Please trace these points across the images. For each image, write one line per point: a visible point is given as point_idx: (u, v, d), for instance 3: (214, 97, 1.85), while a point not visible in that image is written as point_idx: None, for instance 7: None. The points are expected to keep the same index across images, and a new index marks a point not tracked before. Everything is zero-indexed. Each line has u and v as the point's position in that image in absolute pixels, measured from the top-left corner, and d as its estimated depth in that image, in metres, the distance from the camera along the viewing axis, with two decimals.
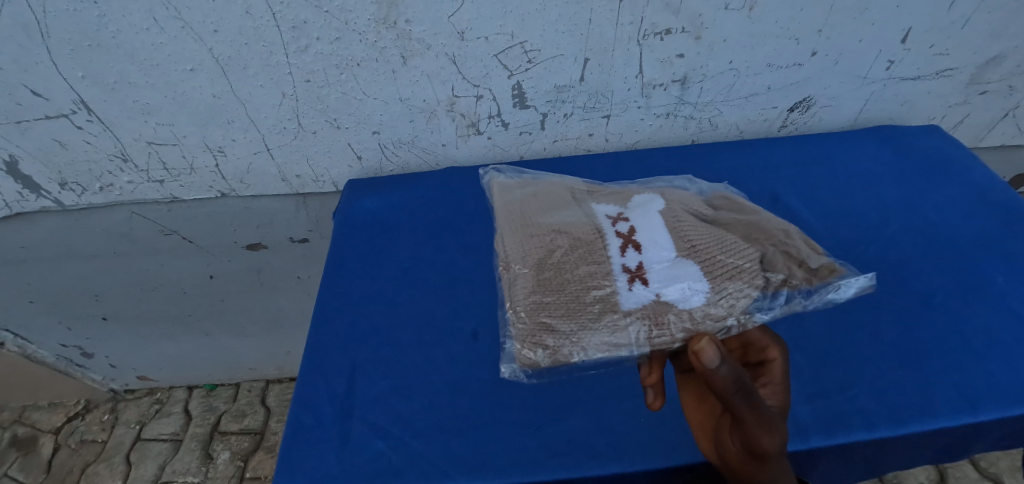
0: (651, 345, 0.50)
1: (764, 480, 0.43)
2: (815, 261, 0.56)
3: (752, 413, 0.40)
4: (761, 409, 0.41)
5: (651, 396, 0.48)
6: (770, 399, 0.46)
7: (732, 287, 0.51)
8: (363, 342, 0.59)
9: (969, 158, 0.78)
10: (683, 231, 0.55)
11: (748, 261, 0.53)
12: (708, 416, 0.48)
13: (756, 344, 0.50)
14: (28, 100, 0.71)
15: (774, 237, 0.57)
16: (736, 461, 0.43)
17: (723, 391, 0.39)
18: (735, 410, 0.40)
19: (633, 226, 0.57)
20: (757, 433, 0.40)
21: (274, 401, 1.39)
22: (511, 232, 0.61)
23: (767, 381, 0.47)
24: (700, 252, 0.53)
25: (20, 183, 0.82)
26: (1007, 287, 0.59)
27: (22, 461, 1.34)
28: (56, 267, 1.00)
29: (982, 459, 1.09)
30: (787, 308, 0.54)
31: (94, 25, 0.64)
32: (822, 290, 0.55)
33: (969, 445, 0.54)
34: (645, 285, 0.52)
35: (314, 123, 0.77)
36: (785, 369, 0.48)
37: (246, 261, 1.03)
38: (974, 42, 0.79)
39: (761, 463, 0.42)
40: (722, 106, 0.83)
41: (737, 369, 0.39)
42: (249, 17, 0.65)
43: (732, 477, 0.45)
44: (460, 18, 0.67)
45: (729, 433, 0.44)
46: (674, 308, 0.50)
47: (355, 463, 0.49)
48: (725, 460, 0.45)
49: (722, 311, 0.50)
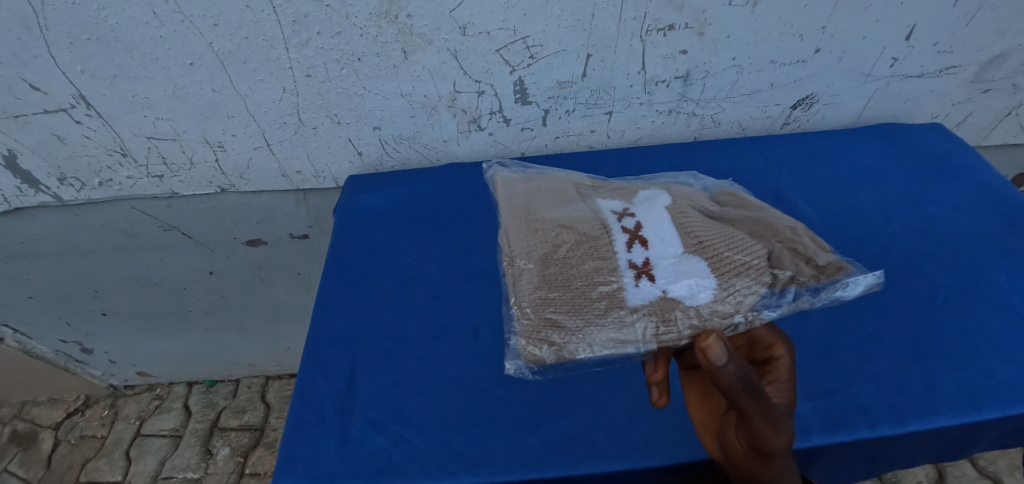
0: (658, 342, 0.50)
1: (769, 478, 0.43)
2: (823, 258, 0.56)
3: (760, 412, 0.40)
4: (768, 407, 0.40)
5: (654, 393, 0.49)
6: (776, 397, 0.46)
7: (740, 283, 0.51)
8: (365, 337, 0.59)
9: (973, 156, 0.77)
10: (689, 227, 0.55)
11: (755, 258, 0.53)
12: (711, 415, 0.48)
13: (762, 342, 0.51)
14: (28, 95, 0.71)
15: (781, 234, 0.57)
16: (741, 460, 0.43)
17: (729, 390, 0.39)
18: (742, 408, 0.40)
19: (640, 221, 0.56)
20: (763, 432, 0.40)
21: (274, 397, 1.40)
22: (515, 227, 0.61)
23: (773, 378, 0.47)
24: (707, 248, 0.53)
25: (19, 178, 0.82)
26: (1010, 286, 0.59)
27: (22, 456, 1.34)
28: (55, 262, 1.00)
29: (980, 458, 1.09)
30: (794, 305, 0.54)
31: (93, 19, 0.63)
32: (829, 287, 0.55)
33: (971, 444, 0.54)
34: (651, 281, 0.51)
35: (315, 118, 0.77)
36: (791, 367, 0.48)
37: (246, 257, 1.03)
38: (978, 40, 0.78)
39: (767, 461, 0.42)
40: (724, 103, 0.82)
41: (744, 367, 0.39)
42: (249, 11, 0.64)
43: (737, 475, 0.45)
44: (462, 13, 0.67)
45: (734, 430, 0.44)
46: (681, 305, 0.50)
47: (356, 459, 0.49)
48: (730, 458, 0.45)
49: (729, 308, 0.50)
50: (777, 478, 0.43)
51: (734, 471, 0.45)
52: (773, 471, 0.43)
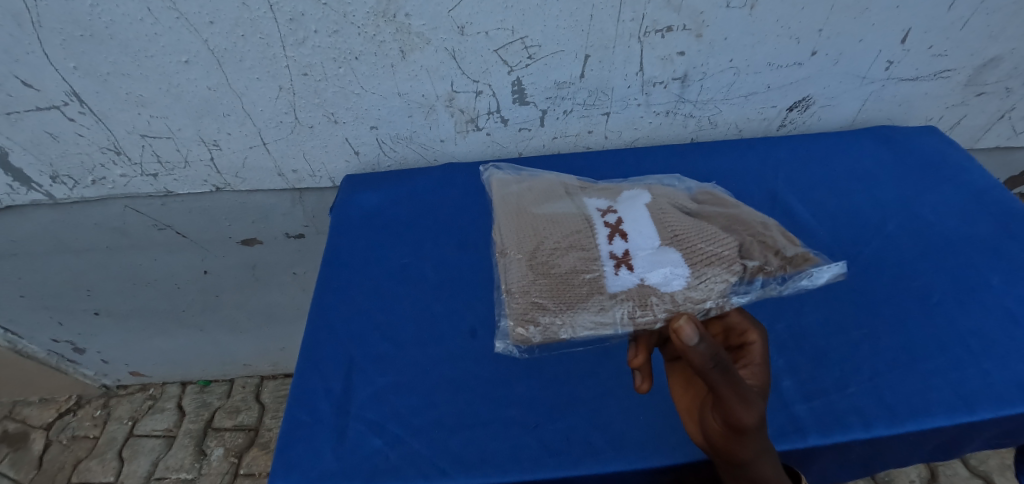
0: (635, 325, 0.50)
1: (748, 456, 0.43)
2: (791, 250, 0.56)
3: (731, 388, 0.40)
4: (740, 385, 0.41)
5: (638, 378, 0.49)
6: (750, 379, 0.47)
7: (710, 272, 0.51)
8: (361, 337, 0.59)
9: (966, 158, 0.78)
10: (666, 220, 0.55)
11: (726, 248, 0.53)
12: (694, 399, 0.48)
13: (736, 328, 0.52)
14: (20, 92, 0.70)
15: (753, 228, 0.57)
16: (720, 438, 0.43)
17: (701, 367, 0.39)
18: (715, 386, 0.40)
19: (621, 217, 0.57)
20: (734, 408, 0.40)
21: (269, 397, 1.39)
22: (506, 221, 0.60)
23: (747, 363, 0.48)
24: (681, 240, 0.53)
25: (11, 176, 0.81)
26: (1003, 288, 0.59)
27: (13, 456, 1.32)
28: (47, 261, 0.99)
29: (972, 457, 1.10)
30: (762, 292, 0.54)
31: (87, 16, 0.63)
32: (795, 277, 0.56)
33: (964, 444, 0.54)
34: (629, 270, 0.52)
35: (311, 117, 0.76)
36: (765, 351, 0.49)
37: (240, 256, 1.02)
38: (973, 43, 0.79)
39: (743, 439, 0.42)
40: (722, 104, 0.83)
41: (714, 345, 0.39)
42: (246, 9, 0.64)
43: (720, 456, 0.45)
44: (461, 12, 0.67)
45: (711, 411, 0.44)
46: (656, 291, 0.51)
47: (352, 461, 0.49)
48: (709, 439, 0.45)
49: (700, 294, 0.50)
50: (757, 458, 0.43)
51: (717, 454, 0.45)
52: (751, 450, 0.43)
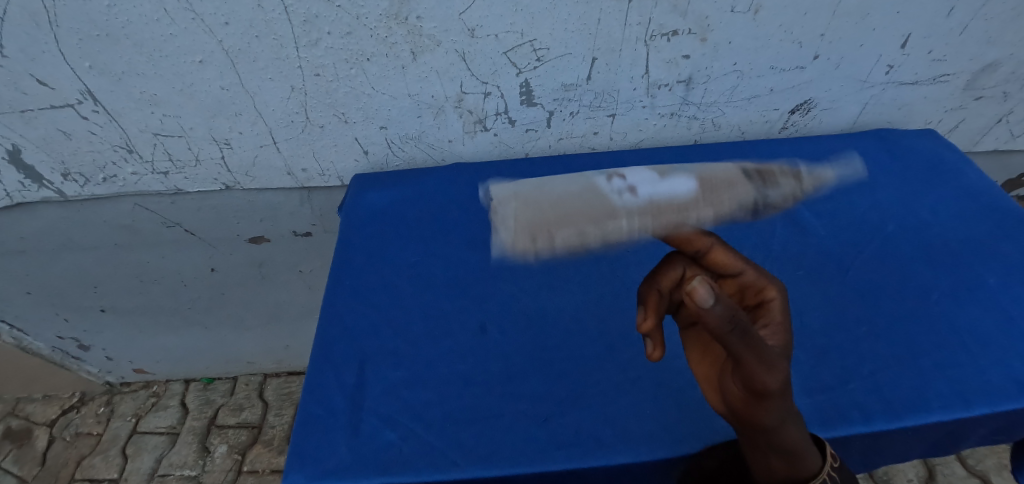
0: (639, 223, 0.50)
1: (771, 422, 0.41)
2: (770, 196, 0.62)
3: (752, 353, 0.37)
4: (762, 349, 0.37)
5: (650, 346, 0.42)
6: (772, 342, 0.49)
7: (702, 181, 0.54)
8: (372, 333, 0.60)
9: (964, 161, 0.80)
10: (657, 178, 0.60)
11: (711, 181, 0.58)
12: (713, 367, 0.45)
13: (754, 287, 0.53)
14: (34, 90, 0.71)
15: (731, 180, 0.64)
16: (741, 405, 0.41)
17: (719, 333, 0.34)
18: (737, 354, 0.36)
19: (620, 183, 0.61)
20: (757, 372, 0.38)
21: (272, 395, 1.40)
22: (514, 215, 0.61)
23: (766, 322, 0.50)
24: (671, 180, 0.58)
25: (23, 173, 0.82)
26: (1000, 288, 0.61)
27: (16, 453, 1.33)
28: (55, 258, 1.00)
29: (969, 457, 1.12)
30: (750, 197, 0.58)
31: (103, 16, 0.64)
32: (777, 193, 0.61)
33: (961, 440, 0.55)
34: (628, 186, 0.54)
35: (322, 116, 0.77)
36: (785, 307, 0.51)
37: (247, 254, 1.03)
38: (972, 49, 0.80)
39: (765, 403, 0.40)
40: (725, 107, 0.84)
41: (732, 307, 0.34)
42: (260, 11, 0.65)
43: (742, 422, 0.43)
44: (471, 15, 0.68)
45: (730, 379, 0.42)
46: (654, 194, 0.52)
47: (365, 454, 0.50)
48: (730, 406, 0.43)
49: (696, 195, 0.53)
50: (779, 424, 0.41)
51: (738, 423, 0.44)
52: (774, 416, 0.41)
